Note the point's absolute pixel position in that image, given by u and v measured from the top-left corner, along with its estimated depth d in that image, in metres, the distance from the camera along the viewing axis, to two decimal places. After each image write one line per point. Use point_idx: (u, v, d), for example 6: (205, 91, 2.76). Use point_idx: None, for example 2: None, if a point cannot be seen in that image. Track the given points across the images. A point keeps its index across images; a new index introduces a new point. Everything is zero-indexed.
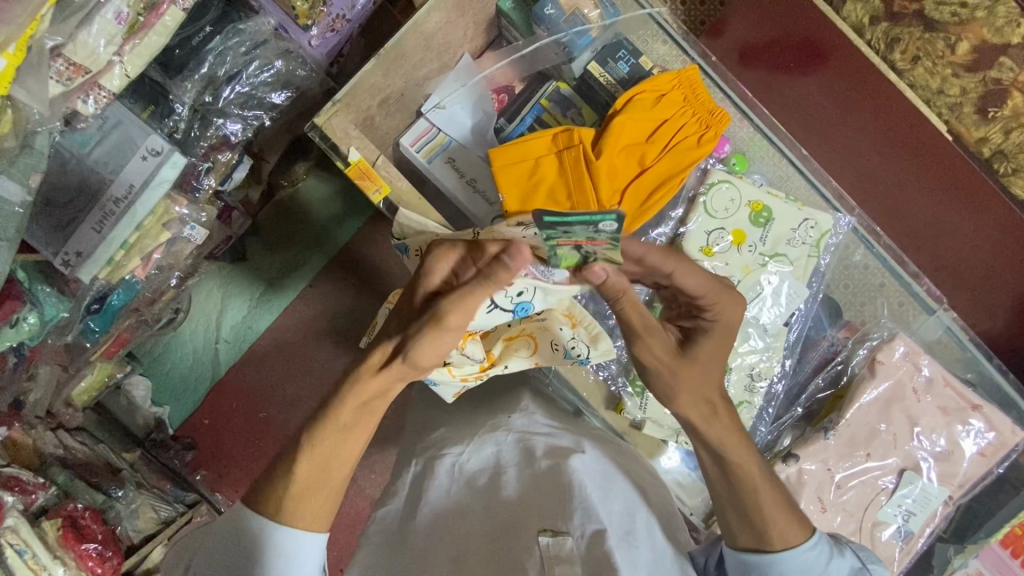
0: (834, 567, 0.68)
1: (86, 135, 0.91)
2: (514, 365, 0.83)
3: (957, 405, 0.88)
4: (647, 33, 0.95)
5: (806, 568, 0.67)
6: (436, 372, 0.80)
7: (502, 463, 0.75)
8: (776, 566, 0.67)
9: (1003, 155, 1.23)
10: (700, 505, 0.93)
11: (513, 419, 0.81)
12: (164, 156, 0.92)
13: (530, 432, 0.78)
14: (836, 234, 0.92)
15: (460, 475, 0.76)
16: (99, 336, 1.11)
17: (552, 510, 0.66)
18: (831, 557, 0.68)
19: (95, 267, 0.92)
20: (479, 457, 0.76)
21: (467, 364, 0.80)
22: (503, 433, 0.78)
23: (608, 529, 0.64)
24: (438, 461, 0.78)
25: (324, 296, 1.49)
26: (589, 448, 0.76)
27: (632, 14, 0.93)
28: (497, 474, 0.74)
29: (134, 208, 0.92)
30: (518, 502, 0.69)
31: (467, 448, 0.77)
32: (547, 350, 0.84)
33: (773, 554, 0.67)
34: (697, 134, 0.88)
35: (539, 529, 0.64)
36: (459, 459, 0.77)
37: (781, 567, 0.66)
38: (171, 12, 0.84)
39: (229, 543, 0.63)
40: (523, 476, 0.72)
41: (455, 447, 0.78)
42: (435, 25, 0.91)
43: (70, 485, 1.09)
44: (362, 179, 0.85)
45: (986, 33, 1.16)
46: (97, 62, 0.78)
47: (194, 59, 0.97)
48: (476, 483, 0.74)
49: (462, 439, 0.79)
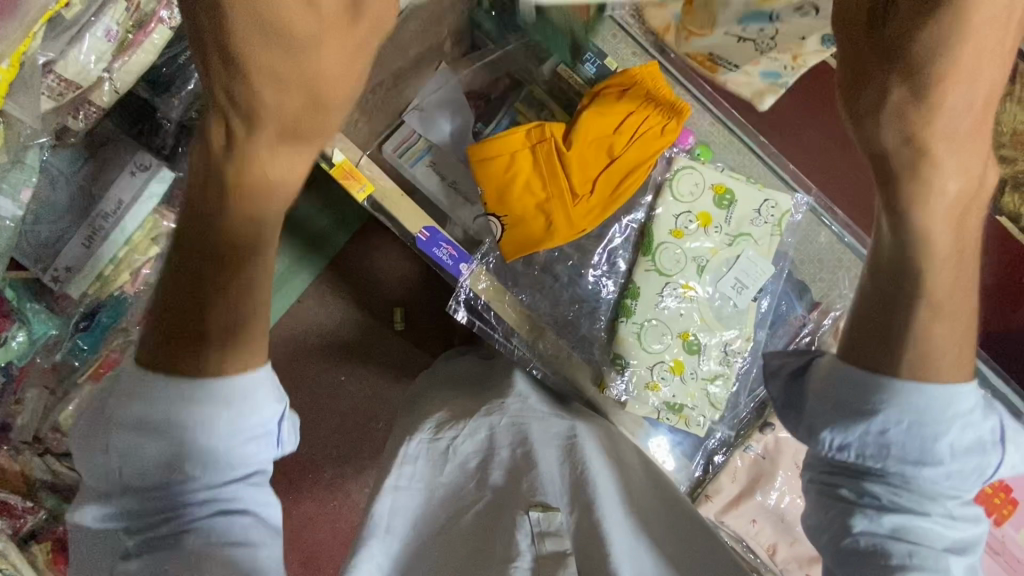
0: (953, 424, 0.61)
1: (75, 153, 0.98)
2: None
3: None
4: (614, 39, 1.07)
5: (921, 406, 0.61)
6: None
7: (495, 446, 0.77)
8: (880, 386, 0.62)
9: None
10: (686, 479, 0.96)
11: (507, 403, 0.81)
12: (153, 171, 0.99)
13: (525, 418, 0.79)
14: (797, 214, 0.96)
15: (454, 457, 0.76)
16: (89, 355, 1.11)
17: (540, 484, 0.71)
18: (958, 411, 0.61)
19: (84, 282, 0.99)
20: (473, 441, 0.77)
21: None
22: (497, 417, 0.79)
23: (598, 497, 0.69)
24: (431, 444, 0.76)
25: (311, 314, 1.43)
26: (583, 429, 0.80)
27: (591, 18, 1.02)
28: (489, 457, 0.76)
29: (123, 222, 0.98)
30: (503, 482, 0.73)
31: (462, 431, 0.76)
32: None
33: (891, 373, 0.61)
34: (661, 124, 0.93)
35: (530, 504, 0.68)
36: (453, 442, 0.76)
37: (894, 390, 0.61)
38: (159, 30, 0.86)
39: (190, 400, 0.58)
40: (515, 452, 0.75)
41: (452, 429, 0.76)
42: (413, 33, 0.96)
43: (61, 507, 1.14)
44: (348, 180, 0.90)
45: None
46: (88, 78, 0.81)
47: (181, 77, 0.98)
48: (468, 466, 0.76)
49: (456, 421, 0.78)
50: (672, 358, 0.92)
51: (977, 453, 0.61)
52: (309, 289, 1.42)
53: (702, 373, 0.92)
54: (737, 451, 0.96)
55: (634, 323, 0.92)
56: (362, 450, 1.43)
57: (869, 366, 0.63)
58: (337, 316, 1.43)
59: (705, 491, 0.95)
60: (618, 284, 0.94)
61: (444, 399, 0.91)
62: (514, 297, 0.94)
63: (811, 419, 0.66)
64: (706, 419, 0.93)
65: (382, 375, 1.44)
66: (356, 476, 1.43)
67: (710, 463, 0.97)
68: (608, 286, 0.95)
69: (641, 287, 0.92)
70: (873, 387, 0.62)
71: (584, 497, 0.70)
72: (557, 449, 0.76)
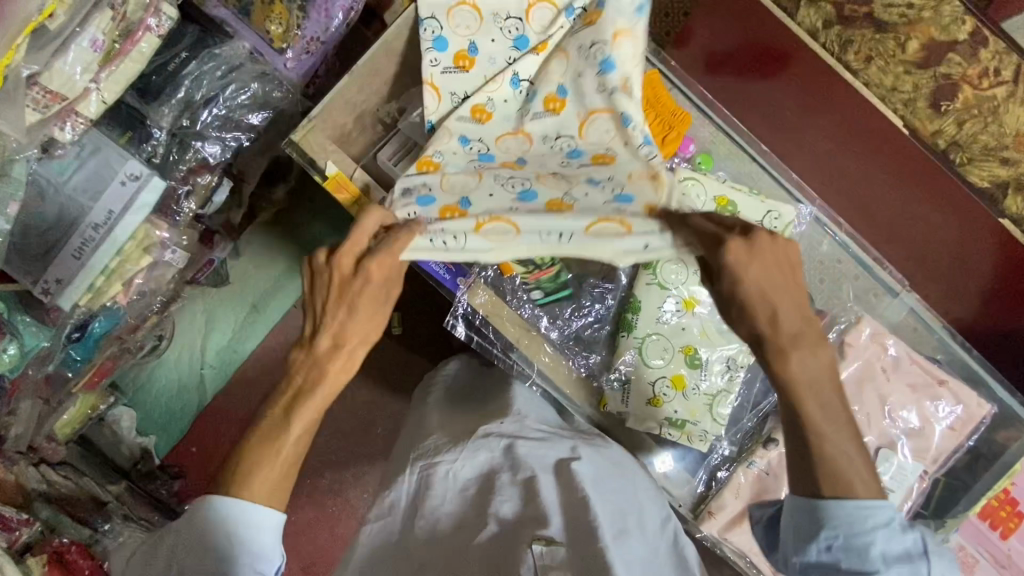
0: (883, 541, 0.64)
1: (64, 163, 0.93)
2: (598, 124, 0.87)
3: (925, 381, 0.94)
4: None
5: (852, 525, 0.65)
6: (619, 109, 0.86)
7: (495, 469, 0.76)
8: (822, 513, 0.66)
9: (958, 146, 1.22)
10: (688, 495, 0.95)
11: (503, 424, 0.81)
12: (144, 180, 0.95)
13: (518, 437, 0.79)
14: (801, 224, 0.97)
15: (455, 482, 0.76)
16: (82, 365, 1.12)
17: (544, 513, 0.68)
18: (887, 526, 0.65)
19: (75, 293, 0.96)
20: (473, 464, 0.76)
21: (600, 125, 0.87)
22: (495, 438, 0.78)
23: (599, 527, 0.66)
24: (431, 472, 0.76)
25: None
26: (585, 453, 0.79)
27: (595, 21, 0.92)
28: (491, 480, 0.75)
29: (114, 231, 0.95)
30: (513, 513, 0.71)
31: (460, 455, 0.76)
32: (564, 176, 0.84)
33: (824, 500, 0.66)
34: (663, 133, 0.94)
35: (533, 537, 0.65)
36: (453, 466, 0.76)
37: (828, 513, 0.66)
38: (147, 38, 0.85)
39: (200, 560, 0.65)
40: (517, 481, 0.73)
41: (446, 455, 0.77)
42: (407, 41, 0.94)
43: (55, 520, 1.09)
44: (340, 192, 0.86)
45: (934, 32, 1.13)
46: (74, 89, 0.79)
47: (171, 83, 1.02)
48: (467, 493, 0.75)
49: (454, 445, 0.78)
50: (673, 373, 0.91)
51: (911, 566, 0.64)
52: None
53: (704, 388, 0.91)
54: (740, 466, 0.94)
55: (636, 338, 0.92)
56: (362, 457, 1.42)
57: (813, 500, 0.68)
58: None
59: (708, 508, 0.93)
60: (618, 299, 0.95)
61: (441, 416, 0.89)
62: (514, 311, 0.92)
63: (783, 552, 0.71)
64: (709, 433, 0.92)
65: (382, 384, 1.43)
66: (357, 484, 1.42)
67: (713, 479, 0.96)
68: (607, 300, 0.96)
69: (641, 301, 0.92)
70: (817, 514, 0.66)
71: (584, 523, 0.68)
72: (551, 477, 0.74)
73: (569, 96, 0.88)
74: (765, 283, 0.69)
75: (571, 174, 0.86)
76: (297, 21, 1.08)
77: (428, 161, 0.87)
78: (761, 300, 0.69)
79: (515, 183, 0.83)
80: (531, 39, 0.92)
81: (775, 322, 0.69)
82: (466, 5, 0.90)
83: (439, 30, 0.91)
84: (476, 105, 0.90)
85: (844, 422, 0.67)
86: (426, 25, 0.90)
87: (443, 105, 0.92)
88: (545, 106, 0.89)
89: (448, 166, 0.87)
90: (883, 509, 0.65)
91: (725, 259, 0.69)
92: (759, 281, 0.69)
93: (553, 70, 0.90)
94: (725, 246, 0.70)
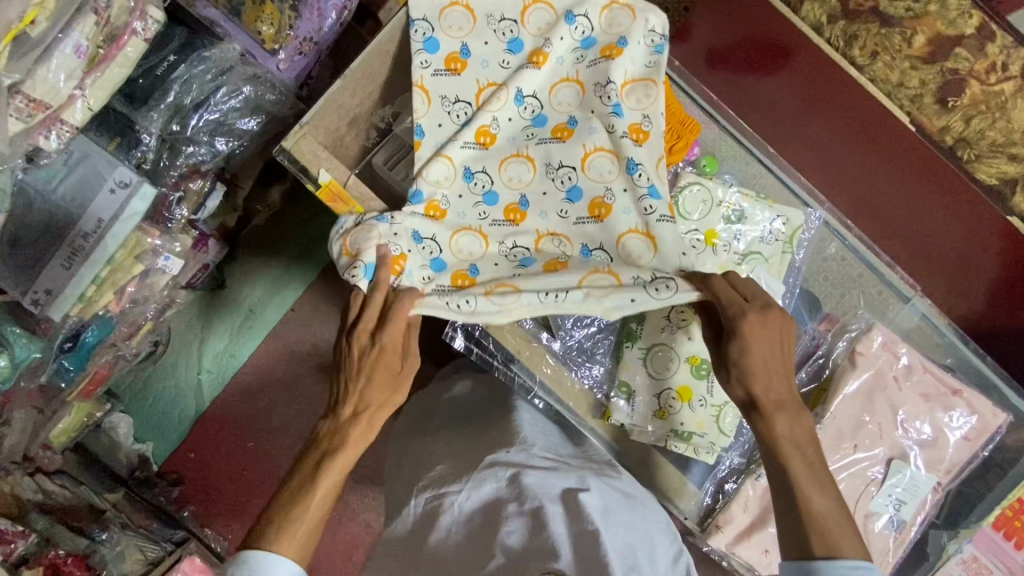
0: None
1: (51, 171, 0.91)
2: (599, 166, 0.86)
3: (939, 391, 0.92)
4: (640, 46, 0.88)
5: None
6: (621, 159, 0.85)
7: (502, 498, 0.75)
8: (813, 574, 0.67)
9: (966, 143, 1.22)
10: (695, 509, 0.93)
11: (511, 455, 0.80)
12: (133, 188, 0.92)
13: (526, 466, 0.78)
14: (809, 229, 0.96)
15: (459, 515, 0.75)
16: (75, 375, 1.09)
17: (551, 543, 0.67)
18: None
19: (66, 304, 0.93)
20: (477, 496, 0.76)
21: (603, 168, 0.86)
22: (501, 468, 0.78)
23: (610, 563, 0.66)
24: (440, 503, 0.77)
25: (304, 325, 1.45)
26: (593, 484, 0.77)
27: (608, 35, 0.89)
28: (497, 510, 0.73)
29: (104, 240, 0.92)
30: (520, 545, 0.70)
31: (466, 487, 0.77)
32: (563, 225, 0.85)
33: (815, 560, 0.68)
34: (669, 142, 0.91)
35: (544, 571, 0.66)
36: (458, 499, 0.76)
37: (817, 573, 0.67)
38: (133, 43, 0.83)
39: None
40: (523, 512, 0.72)
41: (452, 487, 0.77)
42: (399, 44, 0.91)
43: (51, 530, 1.07)
44: (335, 202, 0.83)
45: (941, 26, 1.16)
46: (57, 97, 0.76)
47: (159, 88, 0.98)
48: (474, 521, 0.74)
49: (460, 477, 0.78)
50: (678, 384, 0.89)
51: None
52: (303, 298, 1.45)
53: (712, 400, 0.89)
54: (748, 479, 0.93)
55: (638, 350, 0.91)
56: (362, 465, 1.40)
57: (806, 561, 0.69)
58: (331, 331, 1.45)
59: (716, 522, 0.92)
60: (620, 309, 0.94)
61: (445, 441, 0.89)
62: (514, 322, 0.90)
63: None
64: (716, 446, 0.90)
65: None
66: (357, 491, 1.40)
67: (721, 492, 0.94)
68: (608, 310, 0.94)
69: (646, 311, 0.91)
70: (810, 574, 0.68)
71: (596, 558, 0.67)
72: (560, 505, 0.73)
73: (578, 127, 0.88)
74: (765, 355, 0.74)
75: (568, 217, 0.85)
76: (289, 21, 1.06)
77: (434, 204, 0.85)
78: (760, 372, 0.74)
79: (514, 257, 0.85)
80: (525, 41, 0.89)
81: (768, 390, 0.74)
82: (459, 6, 0.88)
83: (430, 32, 0.88)
84: (479, 127, 0.87)
85: (827, 484, 0.72)
86: (415, 27, 0.88)
87: (434, 110, 0.88)
88: (553, 134, 0.88)
89: (450, 207, 0.86)
90: (868, 571, 0.66)
91: (741, 328, 0.73)
92: (760, 356, 0.74)
93: (565, 100, 0.89)
94: (740, 319, 0.74)
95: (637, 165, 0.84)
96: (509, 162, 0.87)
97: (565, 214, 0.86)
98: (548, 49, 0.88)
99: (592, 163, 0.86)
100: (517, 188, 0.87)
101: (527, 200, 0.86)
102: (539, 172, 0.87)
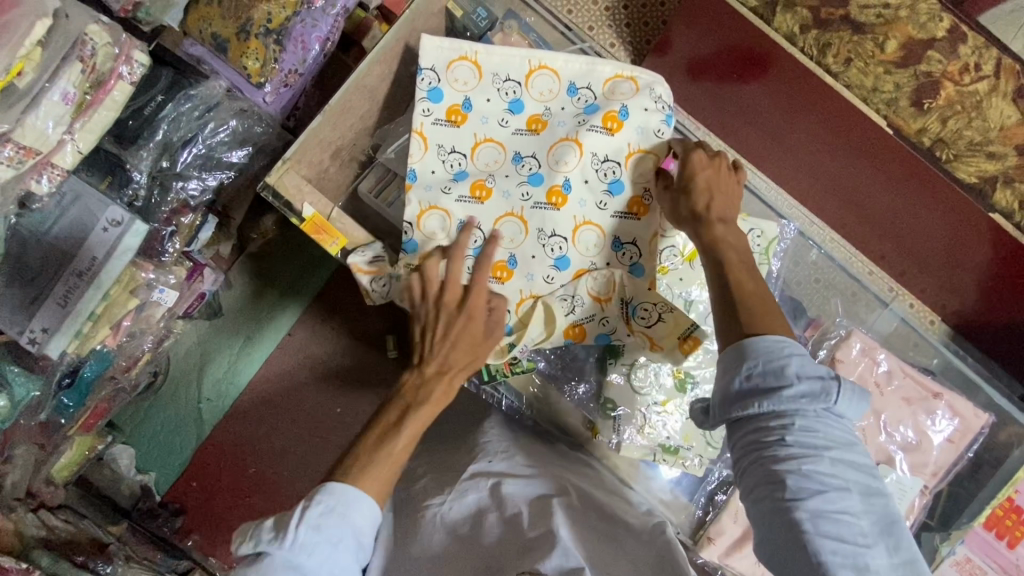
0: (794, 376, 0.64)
1: (44, 214, 0.93)
2: (585, 240, 0.87)
3: (920, 394, 0.93)
4: (647, 113, 0.88)
5: (768, 358, 0.65)
6: (605, 239, 0.87)
7: (484, 509, 0.76)
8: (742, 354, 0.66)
9: (943, 143, 1.09)
10: (686, 522, 0.95)
11: (495, 469, 0.82)
12: (126, 225, 0.94)
13: (507, 476, 0.80)
14: (785, 240, 0.98)
15: (443, 526, 0.76)
16: (75, 410, 1.10)
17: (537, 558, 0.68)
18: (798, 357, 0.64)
19: (64, 339, 0.93)
20: (463, 506, 0.77)
21: (588, 241, 0.87)
22: (483, 480, 0.80)
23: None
24: (421, 514, 0.78)
25: (298, 351, 1.47)
26: (573, 491, 0.80)
27: (610, 103, 0.89)
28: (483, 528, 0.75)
29: (98, 278, 0.94)
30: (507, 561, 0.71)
31: (448, 497, 0.78)
32: (543, 286, 0.87)
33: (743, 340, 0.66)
34: None
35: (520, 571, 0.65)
36: (442, 509, 0.77)
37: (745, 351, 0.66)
38: (120, 87, 0.85)
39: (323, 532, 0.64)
40: (503, 523, 0.73)
41: (435, 498, 0.79)
42: (378, 77, 0.94)
43: (55, 567, 1.03)
44: (319, 234, 0.84)
45: (912, 32, 0.99)
46: (47, 142, 0.78)
47: (147, 128, 1.00)
48: (459, 533, 0.75)
49: (443, 490, 0.80)
50: (664, 399, 0.90)
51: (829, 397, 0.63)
52: (298, 324, 1.47)
53: None
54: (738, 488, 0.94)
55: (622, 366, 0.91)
56: None
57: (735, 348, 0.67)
58: (326, 356, 1.47)
59: (708, 534, 0.93)
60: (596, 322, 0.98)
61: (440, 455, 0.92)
62: None
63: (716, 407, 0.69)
64: (704, 458, 0.92)
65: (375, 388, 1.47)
66: None
67: (712, 503, 0.96)
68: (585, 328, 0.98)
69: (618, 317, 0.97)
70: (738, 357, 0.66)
71: None
72: None
73: (572, 193, 0.87)
74: (712, 183, 0.80)
75: (554, 283, 0.87)
76: (274, 54, 1.07)
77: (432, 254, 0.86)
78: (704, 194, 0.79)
79: None
80: (526, 103, 0.90)
81: None
82: (468, 60, 0.89)
83: (435, 82, 0.89)
84: (476, 181, 0.88)
85: None
86: (424, 75, 0.89)
87: (429, 157, 0.89)
88: (547, 198, 0.87)
89: None
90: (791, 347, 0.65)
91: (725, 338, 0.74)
92: None
93: (561, 159, 0.87)
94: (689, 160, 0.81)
95: (623, 243, 0.88)
96: (499, 225, 0.87)
97: (548, 280, 0.87)
98: (547, 117, 0.90)
99: (580, 237, 0.87)
100: (508, 245, 0.87)
101: (515, 258, 0.87)
102: (530, 235, 0.87)
